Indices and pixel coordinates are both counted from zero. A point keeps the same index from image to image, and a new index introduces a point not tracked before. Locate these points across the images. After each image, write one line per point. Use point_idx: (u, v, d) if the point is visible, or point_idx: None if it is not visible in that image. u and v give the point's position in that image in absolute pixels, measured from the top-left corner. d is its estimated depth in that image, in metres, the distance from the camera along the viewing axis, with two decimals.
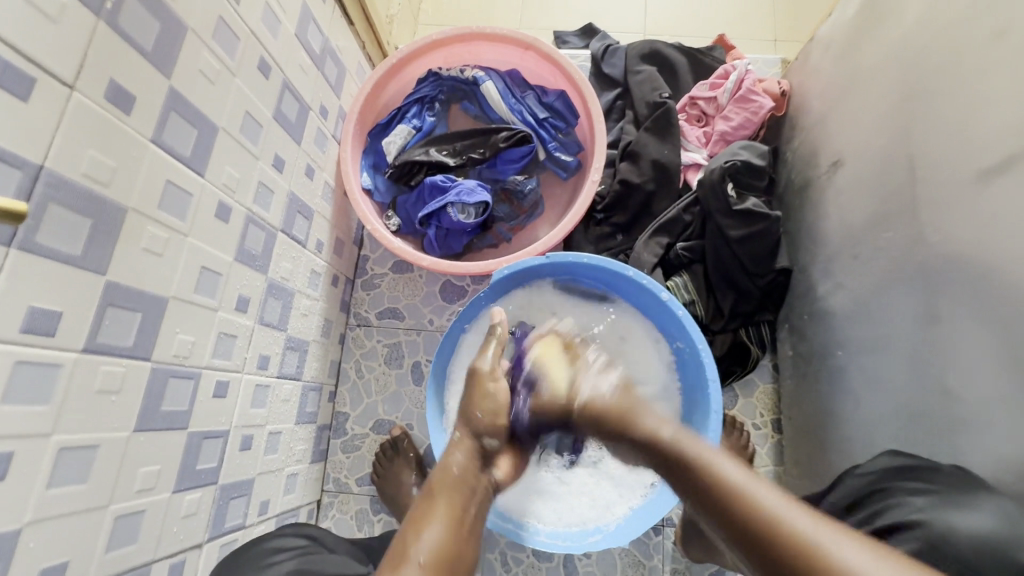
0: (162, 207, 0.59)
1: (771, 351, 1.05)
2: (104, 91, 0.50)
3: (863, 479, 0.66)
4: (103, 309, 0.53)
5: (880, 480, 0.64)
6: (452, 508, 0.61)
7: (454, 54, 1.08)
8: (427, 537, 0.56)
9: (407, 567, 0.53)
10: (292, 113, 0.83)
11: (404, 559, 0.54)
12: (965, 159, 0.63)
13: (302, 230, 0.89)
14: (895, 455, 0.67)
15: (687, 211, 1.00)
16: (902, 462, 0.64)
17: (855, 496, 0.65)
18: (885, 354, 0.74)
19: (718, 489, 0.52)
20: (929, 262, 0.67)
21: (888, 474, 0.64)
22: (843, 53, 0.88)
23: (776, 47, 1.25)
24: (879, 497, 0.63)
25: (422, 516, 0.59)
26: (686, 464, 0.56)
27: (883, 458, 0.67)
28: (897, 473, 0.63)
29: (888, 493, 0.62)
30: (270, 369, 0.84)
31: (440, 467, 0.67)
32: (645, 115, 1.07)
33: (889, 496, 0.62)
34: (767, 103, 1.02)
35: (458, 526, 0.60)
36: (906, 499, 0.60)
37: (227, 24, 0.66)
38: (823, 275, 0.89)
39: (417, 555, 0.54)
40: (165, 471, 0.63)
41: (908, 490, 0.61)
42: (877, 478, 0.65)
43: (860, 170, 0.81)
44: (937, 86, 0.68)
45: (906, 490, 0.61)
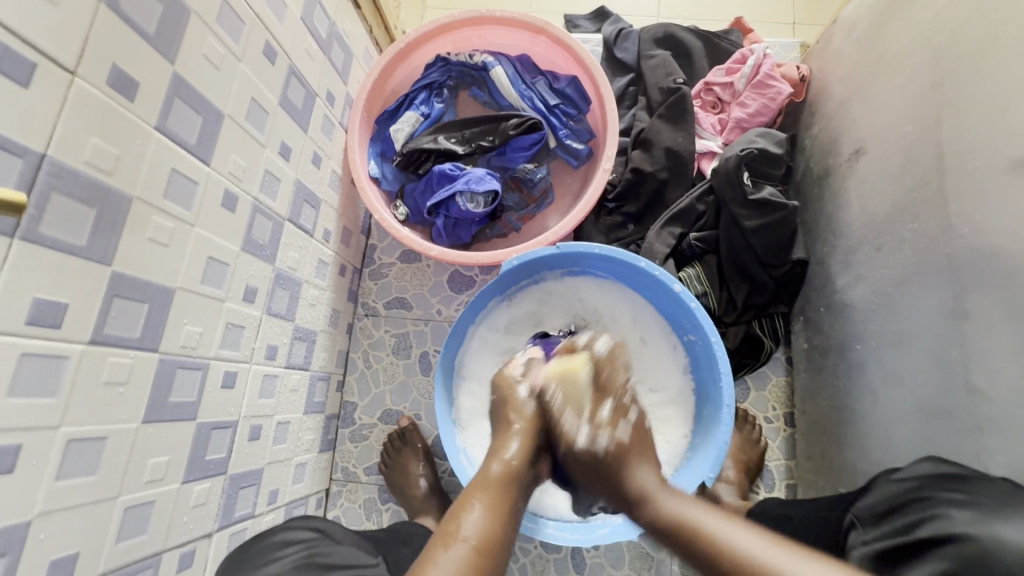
0: (168, 196, 0.58)
1: (785, 343, 1.03)
2: (106, 77, 0.49)
3: (902, 485, 0.60)
4: (110, 300, 0.52)
5: (920, 488, 0.58)
6: (498, 502, 0.61)
7: (463, 39, 1.06)
8: (473, 519, 0.58)
9: (455, 544, 0.55)
10: (298, 99, 0.81)
11: (451, 537, 0.56)
12: (998, 147, 0.61)
13: (309, 219, 0.88)
14: (940, 462, 0.60)
15: (701, 200, 0.98)
16: (946, 471, 0.58)
17: (893, 503, 0.59)
18: (905, 349, 0.72)
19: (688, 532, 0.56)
20: (957, 255, 0.65)
21: (929, 480, 0.58)
22: (868, 35, 0.84)
23: (795, 30, 1.22)
24: (919, 506, 0.57)
25: (469, 497, 0.61)
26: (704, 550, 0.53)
27: (926, 464, 0.61)
28: (942, 481, 0.57)
29: (929, 502, 0.56)
30: (278, 359, 0.83)
31: (495, 459, 0.67)
32: (658, 101, 1.04)
33: (930, 506, 0.55)
34: (786, 89, 0.99)
35: (504, 514, 0.61)
36: (947, 511, 0.54)
37: (232, 7, 0.64)
38: (842, 268, 0.86)
39: (465, 535, 0.56)
40: (174, 462, 0.63)
41: (950, 502, 0.54)
42: (918, 486, 0.59)
43: (885, 159, 0.78)
44: (972, 71, 0.65)
45: (950, 500, 0.55)
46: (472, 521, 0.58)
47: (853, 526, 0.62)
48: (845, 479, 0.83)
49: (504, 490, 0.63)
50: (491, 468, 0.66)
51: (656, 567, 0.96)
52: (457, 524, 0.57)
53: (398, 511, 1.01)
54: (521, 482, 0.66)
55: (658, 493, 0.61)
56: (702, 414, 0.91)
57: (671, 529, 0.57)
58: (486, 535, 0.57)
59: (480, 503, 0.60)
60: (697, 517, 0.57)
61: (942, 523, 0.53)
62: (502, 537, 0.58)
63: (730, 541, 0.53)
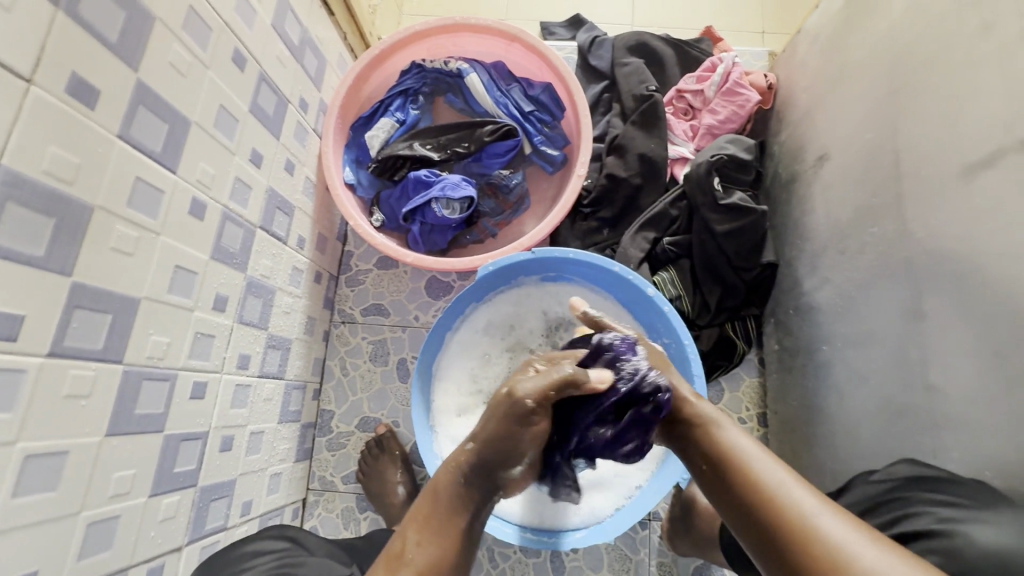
0: (132, 205, 0.57)
1: (757, 345, 1.05)
2: (65, 85, 0.48)
3: (879, 487, 0.62)
4: (70, 311, 0.51)
5: (899, 489, 0.59)
6: (446, 523, 0.55)
7: (438, 46, 1.06)
8: (419, 543, 0.53)
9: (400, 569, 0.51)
10: (269, 106, 0.81)
11: (397, 562, 0.52)
12: (950, 154, 0.63)
13: (282, 226, 0.87)
14: (915, 465, 0.62)
15: (674, 206, 1.00)
16: (922, 473, 0.60)
17: (871, 503, 0.60)
18: (868, 349, 0.75)
19: (727, 456, 0.52)
20: (914, 257, 0.67)
21: (904, 481, 0.60)
22: (830, 45, 0.87)
23: (764, 39, 1.25)
24: (897, 505, 0.58)
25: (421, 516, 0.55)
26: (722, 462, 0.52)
27: (904, 465, 0.62)
28: (919, 483, 0.59)
29: (906, 502, 0.57)
30: (251, 368, 0.82)
31: (441, 469, 0.58)
32: (632, 108, 1.06)
33: (909, 505, 0.57)
34: (754, 97, 1.02)
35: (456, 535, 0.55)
36: (928, 508, 0.55)
37: (199, 15, 0.64)
38: (810, 270, 0.89)
39: (410, 562, 0.51)
40: (141, 475, 0.62)
41: (930, 501, 0.56)
42: (892, 486, 0.60)
43: (846, 165, 0.80)
44: (925, 80, 0.68)
45: (927, 499, 0.56)
46: (414, 548, 0.53)
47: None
48: (814, 477, 0.85)
49: (449, 506, 0.56)
50: (441, 478, 0.58)
51: (634, 569, 0.96)
52: (401, 544, 0.53)
53: (376, 519, 1.00)
54: (475, 496, 0.57)
55: (715, 421, 0.57)
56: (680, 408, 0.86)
57: (711, 455, 0.54)
58: (431, 555, 0.52)
59: (418, 524, 0.54)
60: (741, 446, 0.53)
61: (919, 521, 0.54)
62: (455, 558, 0.53)
63: (763, 477, 0.49)
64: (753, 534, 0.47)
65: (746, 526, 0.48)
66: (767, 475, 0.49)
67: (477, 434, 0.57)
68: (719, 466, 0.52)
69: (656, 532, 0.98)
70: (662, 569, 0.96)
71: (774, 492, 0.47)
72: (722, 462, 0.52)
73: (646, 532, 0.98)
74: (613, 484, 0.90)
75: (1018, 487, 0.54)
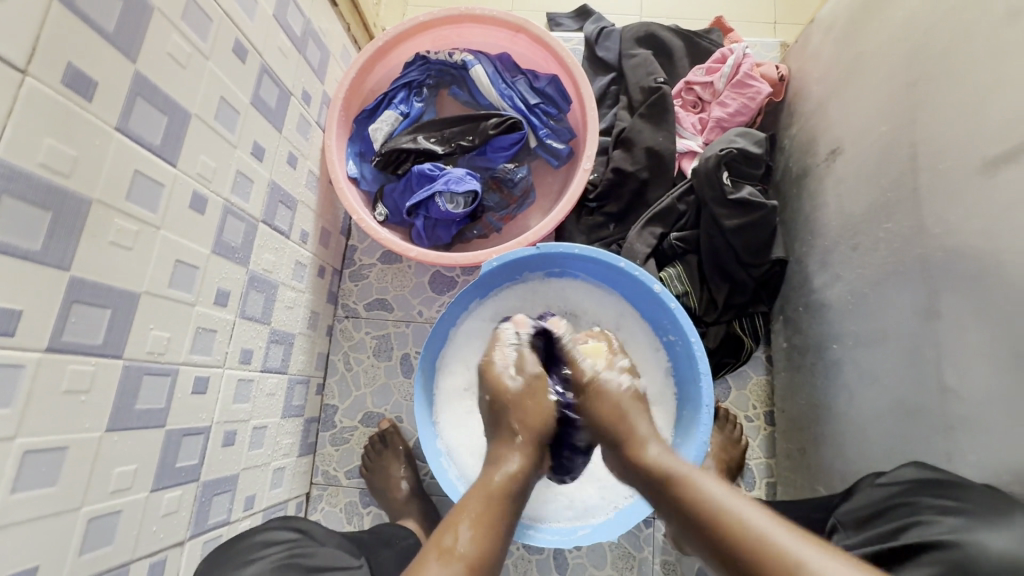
0: (131, 198, 0.56)
1: (765, 342, 1.03)
2: (61, 76, 0.48)
3: (886, 490, 0.60)
4: (68, 307, 0.51)
5: (906, 493, 0.58)
6: (489, 516, 0.60)
7: (442, 37, 1.05)
8: (466, 534, 0.57)
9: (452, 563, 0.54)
10: (271, 99, 0.80)
11: (449, 555, 0.55)
12: (970, 148, 0.61)
13: (285, 220, 0.87)
14: (922, 467, 0.60)
15: (681, 200, 0.98)
16: (926, 476, 0.58)
17: (877, 508, 0.59)
18: (881, 348, 0.73)
19: (705, 512, 0.54)
20: (930, 254, 0.65)
21: (911, 486, 0.58)
22: (845, 35, 0.85)
23: (776, 30, 1.22)
24: (905, 511, 0.56)
25: (466, 510, 0.60)
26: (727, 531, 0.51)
27: (909, 468, 0.61)
28: (925, 486, 0.57)
29: (914, 508, 0.56)
30: (253, 363, 0.82)
31: (486, 475, 0.66)
32: (639, 100, 1.04)
33: (916, 512, 0.55)
34: (765, 89, 0.99)
35: (496, 534, 0.59)
36: (937, 518, 0.53)
37: (199, 5, 0.63)
38: (820, 267, 0.87)
39: (460, 553, 0.55)
40: (142, 471, 0.62)
41: (938, 509, 0.54)
42: (900, 491, 0.59)
43: (859, 159, 0.78)
44: (944, 72, 0.66)
45: (937, 507, 0.54)
46: (465, 538, 0.57)
47: (835, 530, 0.62)
48: (822, 477, 0.83)
49: (494, 504, 0.62)
50: (491, 479, 0.65)
51: (638, 567, 0.96)
52: (452, 537, 0.57)
53: (379, 514, 1.00)
54: (515, 503, 0.64)
55: (688, 474, 0.59)
56: (668, 410, 0.92)
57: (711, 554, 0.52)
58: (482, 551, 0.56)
59: (470, 520, 0.59)
60: (717, 493, 0.55)
61: (927, 529, 0.52)
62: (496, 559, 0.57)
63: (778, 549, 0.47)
64: None
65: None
66: (746, 522, 0.50)
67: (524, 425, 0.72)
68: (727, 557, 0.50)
69: (661, 531, 0.97)
70: (666, 568, 0.95)
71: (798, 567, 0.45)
72: (703, 519, 0.54)
73: (650, 530, 0.97)
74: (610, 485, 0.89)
75: None
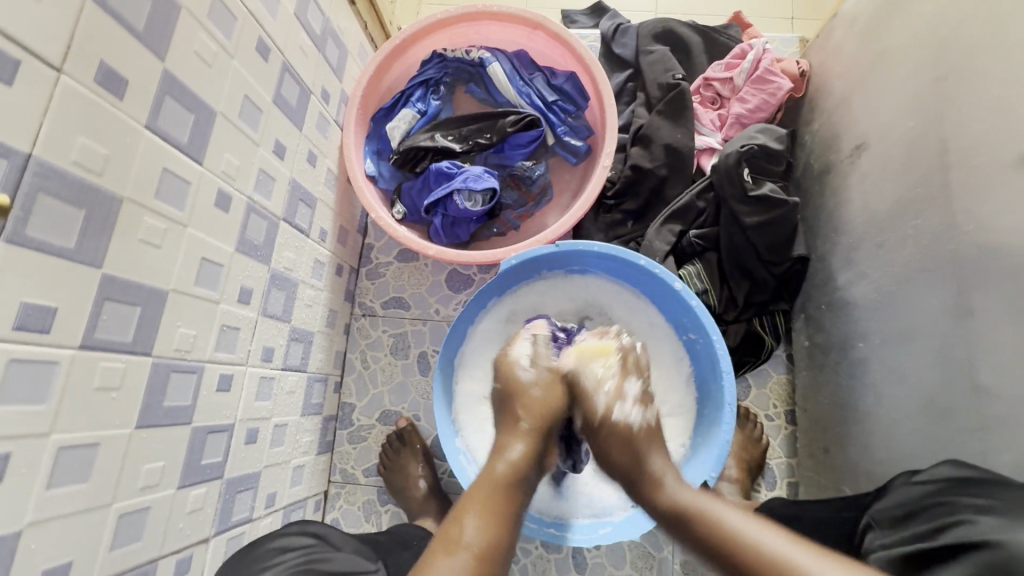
0: (159, 196, 0.57)
1: (786, 341, 1.02)
2: (94, 75, 0.48)
3: (921, 489, 0.59)
4: (101, 304, 0.51)
5: (940, 492, 0.57)
6: (497, 507, 0.57)
7: (459, 34, 1.04)
8: (475, 525, 0.54)
9: (459, 552, 0.51)
10: (292, 97, 0.80)
11: (455, 545, 0.52)
12: (1004, 142, 0.60)
13: (305, 219, 0.87)
14: (959, 466, 0.59)
15: (701, 197, 0.97)
16: (963, 475, 0.57)
17: (911, 505, 0.58)
18: (910, 345, 0.72)
19: (726, 538, 0.52)
20: (961, 251, 0.64)
21: (948, 484, 0.57)
22: (870, 29, 0.83)
23: (793, 25, 1.21)
24: (939, 509, 0.56)
25: (470, 502, 0.57)
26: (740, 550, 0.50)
27: (945, 467, 0.60)
28: (963, 485, 0.56)
29: (948, 506, 0.55)
30: (274, 361, 0.82)
31: (498, 458, 0.63)
32: (658, 97, 1.03)
33: (951, 510, 0.54)
34: (786, 85, 0.98)
35: (506, 522, 0.57)
36: (974, 514, 0.52)
37: (224, 4, 0.63)
38: (844, 265, 0.86)
39: (468, 543, 0.52)
40: (170, 467, 0.62)
41: (974, 506, 0.53)
42: (936, 490, 0.58)
43: (885, 155, 0.77)
44: (976, 66, 0.64)
45: (973, 504, 0.53)
46: (473, 530, 0.54)
47: (869, 529, 0.61)
48: (847, 477, 0.82)
49: (502, 493, 0.59)
50: (496, 468, 0.62)
51: (657, 567, 0.95)
52: (458, 529, 0.54)
53: (397, 513, 1.00)
54: (524, 488, 0.62)
55: (698, 502, 0.57)
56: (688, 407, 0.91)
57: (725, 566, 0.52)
58: (490, 542, 0.53)
59: (478, 509, 0.56)
60: (733, 519, 0.53)
61: (962, 525, 0.51)
62: (505, 546, 0.54)
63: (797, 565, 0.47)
64: None
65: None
66: (768, 548, 0.49)
67: (528, 414, 0.69)
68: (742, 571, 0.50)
69: None
70: (686, 568, 0.95)
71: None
72: (723, 548, 0.52)
73: None
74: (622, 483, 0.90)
75: None
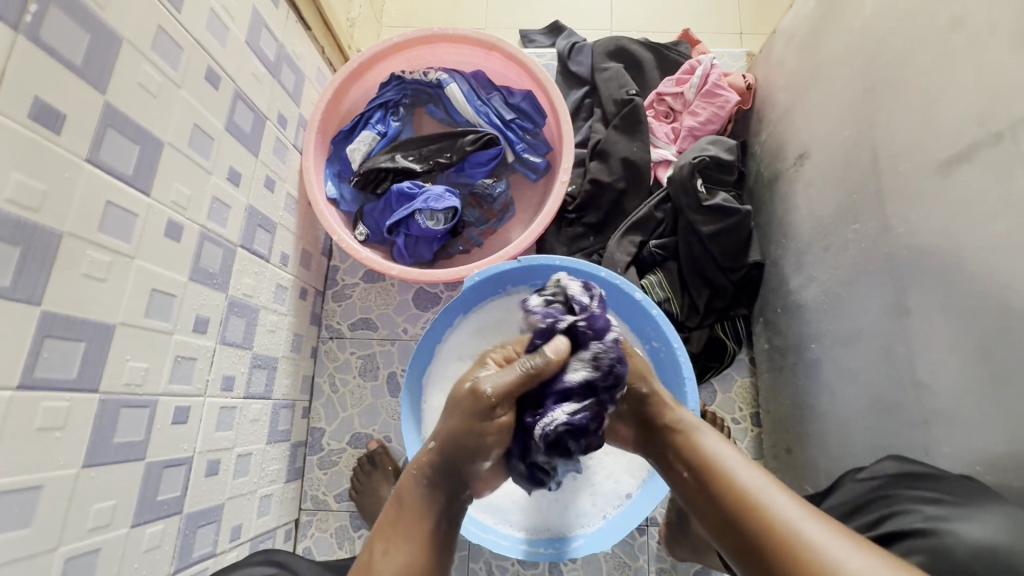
0: (103, 229, 0.56)
1: (748, 345, 1.05)
2: (28, 110, 0.47)
3: (869, 483, 0.61)
4: (41, 341, 0.50)
5: (885, 487, 0.59)
6: (416, 524, 0.56)
7: (417, 57, 1.06)
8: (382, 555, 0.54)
9: None
10: (246, 124, 0.80)
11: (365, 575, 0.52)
12: (927, 149, 0.63)
13: (264, 244, 0.86)
14: (902, 461, 0.61)
15: (658, 208, 1.00)
16: (908, 469, 0.59)
17: (860, 501, 0.60)
18: (857, 344, 0.74)
19: (709, 464, 0.53)
20: (897, 253, 0.67)
21: (892, 479, 0.59)
22: (807, 44, 0.87)
23: (742, 40, 1.26)
24: (884, 502, 0.57)
25: (384, 529, 0.56)
26: (715, 480, 0.51)
27: (890, 462, 0.61)
28: (907, 480, 0.58)
29: (894, 499, 0.57)
30: (236, 390, 0.81)
31: (406, 476, 0.59)
32: (613, 112, 1.06)
33: (896, 503, 0.56)
34: (733, 98, 1.02)
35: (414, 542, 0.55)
36: (916, 507, 0.54)
37: (169, 34, 0.63)
38: (795, 269, 0.89)
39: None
40: (121, 506, 0.60)
41: (917, 499, 0.55)
42: (883, 484, 0.59)
43: (826, 162, 0.81)
44: (898, 78, 0.68)
45: (916, 496, 0.55)
46: (382, 558, 0.54)
47: None
48: (809, 476, 0.84)
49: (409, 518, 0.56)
50: (403, 489, 0.59)
51: None
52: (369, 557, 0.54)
53: None
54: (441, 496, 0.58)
55: (697, 428, 0.58)
56: None
57: (701, 473, 0.53)
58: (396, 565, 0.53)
59: (382, 536, 0.56)
60: (718, 451, 0.54)
61: (904, 519, 0.54)
62: (421, 558, 0.54)
63: (776, 514, 0.46)
64: (741, 545, 0.47)
65: (722, 530, 0.49)
66: (750, 484, 0.49)
67: (435, 435, 0.58)
68: (710, 488, 0.51)
69: (655, 538, 0.97)
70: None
71: (788, 531, 0.45)
72: (701, 472, 0.53)
73: (644, 538, 0.97)
74: (600, 493, 0.88)
75: (1010, 483, 0.53)
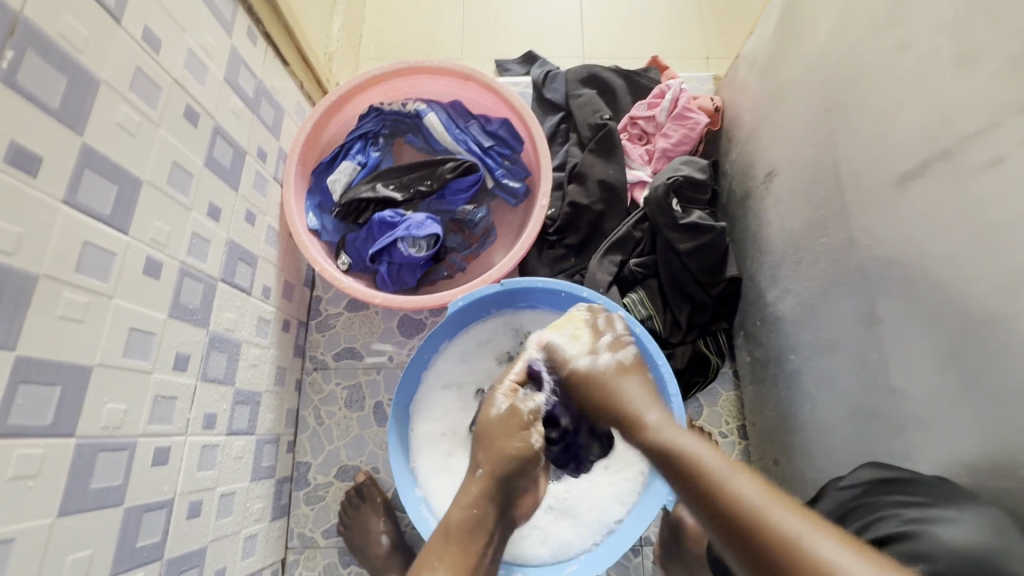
0: (80, 269, 0.55)
1: (730, 358, 1.06)
2: (3, 155, 0.47)
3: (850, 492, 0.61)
4: (15, 387, 0.49)
5: (866, 494, 0.59)
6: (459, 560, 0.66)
7: (394, 88, 1.08)
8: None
9: None
10: (225, 159, 0.80)
11: None
12: (885, 165, 0.66)
13: (245, 277, 0.86)
14: (877, 468, 0.62)
15: (636, 227, 1.02)
16: (886, 476, 0.60)
17: (842, 509, 0.60)
18: (834, 353, 0.76)
19: (708, 485, 0.51)
20: (864, 264, 0.70)
21: (871, 487, 0.60)
22: (768, 68, 0.92)
23: (708, 64, 1.31)
24: (865, 510, 0.58)
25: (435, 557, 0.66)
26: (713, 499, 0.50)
27: (867, 469, 0.62)
28: (886, 486, 0.59)
29: (873, 506, 0.58)
30: (218, 428, 0.79)
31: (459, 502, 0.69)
32: (588, 137, 1.09)
33: (876, 510, 0.57)
34: (703, 120, 1.06)
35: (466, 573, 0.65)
36: (897, 514, 0.55)
37: (147, 74, 0.64)
38: (771, 282, 0.91)
39: None
40: (98, 555, 0.58)
41: (896, 503, 0.56)
42: (863, 492, 0.60)
43: (793, 179, 0.84)
44: (854, 98, 0.72)
45: (895, 501, 0.56)
46: None
47: None
48: (797, 487, 0.85)
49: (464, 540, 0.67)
50: (451, 518, 0.68)
51: None
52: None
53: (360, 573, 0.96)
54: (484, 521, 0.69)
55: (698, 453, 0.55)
56: None
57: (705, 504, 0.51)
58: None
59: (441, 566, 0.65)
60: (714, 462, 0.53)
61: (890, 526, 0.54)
62: None
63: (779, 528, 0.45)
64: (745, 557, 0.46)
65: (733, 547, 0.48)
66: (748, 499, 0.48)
67: (485, 460, 0.70)
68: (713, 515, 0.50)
69: (650, 558, 0.96)
70: None
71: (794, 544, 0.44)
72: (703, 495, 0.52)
73: (639, 559, 0.96)
74: (584, 523, 0.86)
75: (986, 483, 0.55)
